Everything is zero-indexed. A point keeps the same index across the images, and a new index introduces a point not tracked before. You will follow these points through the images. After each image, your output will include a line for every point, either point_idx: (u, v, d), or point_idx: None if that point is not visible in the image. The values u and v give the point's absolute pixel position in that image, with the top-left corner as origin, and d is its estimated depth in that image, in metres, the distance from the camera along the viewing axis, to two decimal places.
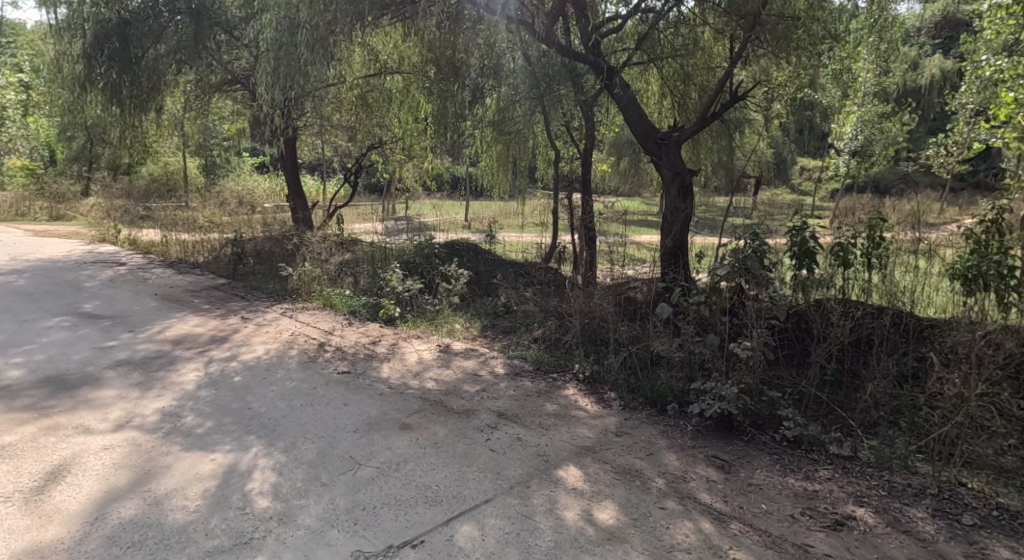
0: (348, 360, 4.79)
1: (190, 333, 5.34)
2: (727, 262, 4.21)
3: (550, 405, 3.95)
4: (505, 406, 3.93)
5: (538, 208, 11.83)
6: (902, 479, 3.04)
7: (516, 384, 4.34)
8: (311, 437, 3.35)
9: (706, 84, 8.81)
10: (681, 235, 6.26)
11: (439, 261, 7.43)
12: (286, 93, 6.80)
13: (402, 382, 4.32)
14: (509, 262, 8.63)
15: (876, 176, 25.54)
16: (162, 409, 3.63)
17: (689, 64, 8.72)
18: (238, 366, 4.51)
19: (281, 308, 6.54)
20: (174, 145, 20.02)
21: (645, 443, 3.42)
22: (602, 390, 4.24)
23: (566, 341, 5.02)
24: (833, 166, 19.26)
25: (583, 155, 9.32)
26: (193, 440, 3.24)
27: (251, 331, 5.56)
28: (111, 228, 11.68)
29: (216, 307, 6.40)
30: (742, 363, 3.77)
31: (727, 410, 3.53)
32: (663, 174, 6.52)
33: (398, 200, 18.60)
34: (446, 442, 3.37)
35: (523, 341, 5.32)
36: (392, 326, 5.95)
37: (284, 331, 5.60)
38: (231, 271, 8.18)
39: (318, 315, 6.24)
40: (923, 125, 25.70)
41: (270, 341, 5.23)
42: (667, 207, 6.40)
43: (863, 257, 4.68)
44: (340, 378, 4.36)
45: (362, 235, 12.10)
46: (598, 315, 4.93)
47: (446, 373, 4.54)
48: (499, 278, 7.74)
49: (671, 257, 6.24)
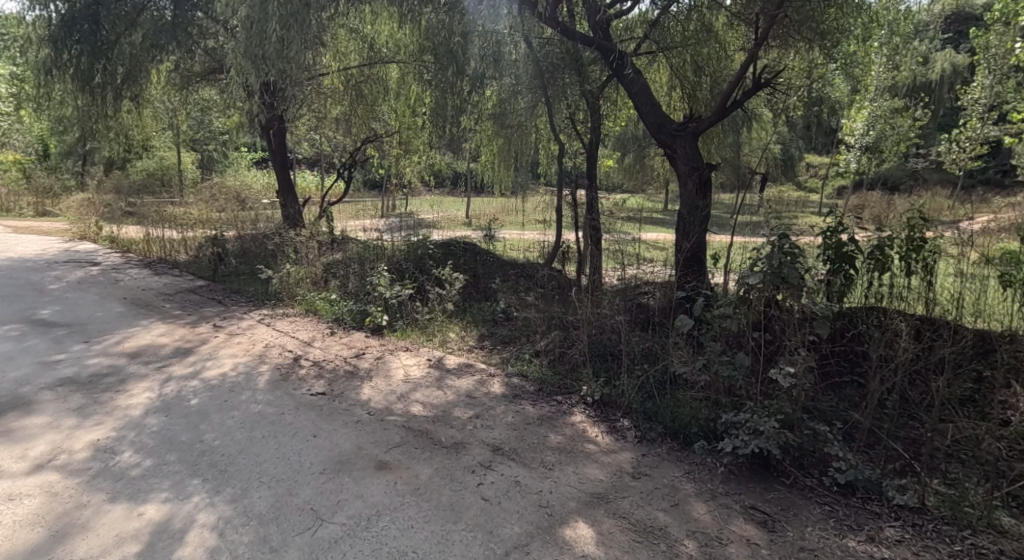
0: (325, 378, 4.23)
1: (151, 345, 4.79)
2: (757, 269, 3.61)
3: (554, 437, 3.39)
4: (502, 438, 3.37)
5: (541, 205, 11.27)
6: (990, 544, 2.48)
7: (515, 409, 3.78)
8: (267, 482, 2.80)
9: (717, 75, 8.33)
10: (699, 236, 5.66)
11: (434, 263, 6.87)
12: (264, 78, 6.24)
13: (384, 407, 3.76)
14: (510, 262, 8.05)
15: (885, 173, 24.89)
16: (95, 442, 3.08)
17: (701, 54, 8.18)
18: (198, 385, 3.96)
19: (260, 314, 5.98)
20: (167, 139, 19.54)
21: (667, 489, 2.86)
22: (615, 416, 3.67)
23: (572, 356, 4.45)
24: (843, 163, 18.68)
25: (589, 149, 8.75)
26: (122, 486, 2.69)
27: (222, 342, 5.00)
28: (94, 224, 11.16)
29: (188, 313, 5.86)
30: (780, 390, 3.20)
31: (766, 449, 2.96)
32: (680, 168, 5.92)
33: (396, 197, 18.07)
34: (429, 487, 2.81)
35: (524, 355, 4.75)
36: (379, 335, 5.38)
37: (259, 342, 5.05)
38: (211, 272, 7.64)
39: (299, 323, 5.68)
40: (934, 120, 25.04)
41: (240, 355, 4.67)
42: (685, 205, 5.80)
43: (902, 260, 4.18)
44: (313, 401, 3.80)
45: (356, 234, 11.58)
46: (609, 326, 4.36)
47: (435, 394, 3.98)
48: (500, 282, 7.17)
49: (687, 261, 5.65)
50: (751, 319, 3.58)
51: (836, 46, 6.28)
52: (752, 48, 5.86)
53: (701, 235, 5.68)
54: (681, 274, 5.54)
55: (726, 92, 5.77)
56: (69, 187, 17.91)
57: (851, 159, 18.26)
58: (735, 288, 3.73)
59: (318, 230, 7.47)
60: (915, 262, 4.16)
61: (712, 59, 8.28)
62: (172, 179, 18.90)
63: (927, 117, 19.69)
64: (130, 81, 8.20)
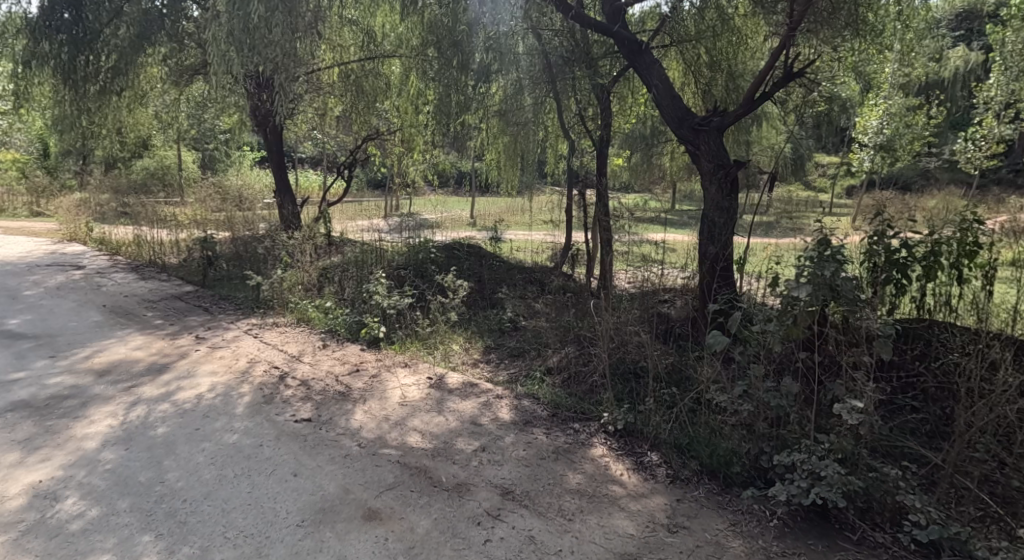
0: (312, 400, 3.77)
1: (124, 361, 4.33)
2: (805, 279, 3.14)
3: (574, 477, 2.93)
4: (513, 477, 2.91)
5: (548, 205, 10.82)
6: None
7: (526, 439, 3.32)
8: (234, 539, 2.34)
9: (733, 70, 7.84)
10: (725, 240, 5.19)
11: (435, 268, 6.44)
12: (251, 68, 5.86)
13: (377, 436, 3.30)
14: (517, 266, 7.60)
15: (897, 173, 24.32)
16: (37, 484, 2.63)
17: (715, 47, 7.70)
18: (169, 410, 3.50)
19: (248, 323, 5.53)
20: (166, 137, 19.16)
21: (713, 548, 2.39)
22: (641, 449, 3.21)
23: (588, 375, 3.99)
24: (856, 162, 18.18)
25: (599, 146, 8.28)
26: (58, 546, 2.24)
27: (202, 356, 4.55)
28: (84, 225, 10.72)
29: (169, 323, 5.40)
30: (840, 426, 2.73)
31: (829, 498, 2.49)
32: (704, 167, 5.42)
33: (398, 196, 17.65)
34: (427, 546, 2.36)
35: (535, 374, 4.29)
36: (375, 348, 4.93)
37: (243, 357, 4.60)
38: (201, 277, 7.20)
39: (289, 335, 5.22)
40: (946, 119, 24.44)
41: (221, 372, 4.21)
42: (710, 207, 5.30)
43: (953, 266, 3.82)
44: (297, 430, 3.35)
45: (356, 235, 11.15)
46: (630, 343, 3.90)
47: (436, 421, 3.51)
48: (506, 290, 6.71)
49: (714, 266, 5.19)
50: (797, 337, 3.13)
51: (866, 35, 5.83)
52: (785, 35, 5.30)
53: (729, 238, 5.22)
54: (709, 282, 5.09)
55: (755, 85, 5.31)
56: (65, 188, 17.50)
57: (865, 158, 17.77)
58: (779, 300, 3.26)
59: (314, 234, 7.02)
60: (970, 269, 3.85)
61: (728, 54, 7.80)
62: (169, 178, 18.47)
63: (941, 114, 19.17)
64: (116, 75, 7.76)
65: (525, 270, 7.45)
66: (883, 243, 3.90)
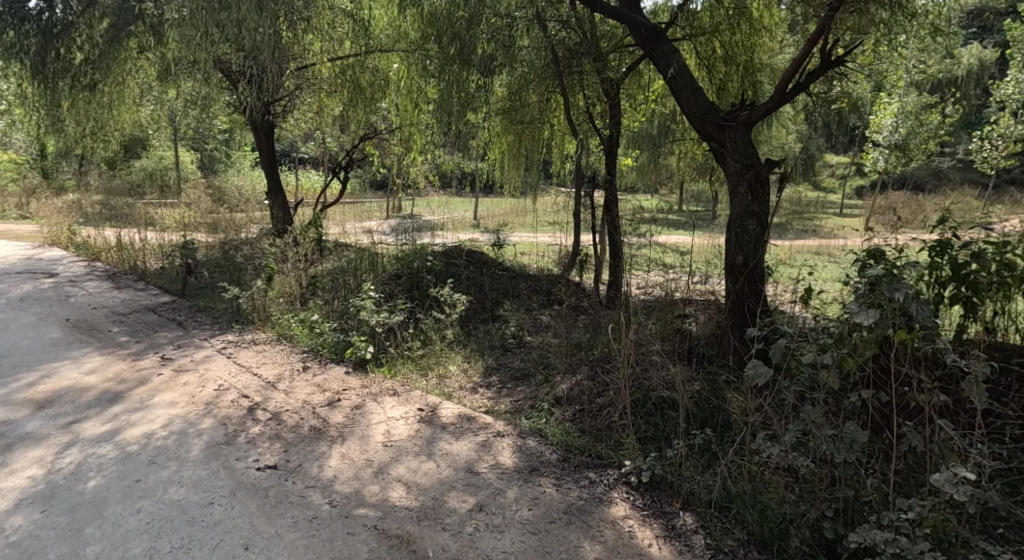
0: (282, 440, 3.24)
1: (72, 387, 3.80)
2: (874, 306, 2.60)
3: (591, 550, 2.38)
4: (515, 550, 2.36)
5: (552, 207, 10.31)
6: None
7: (532, 493, 2.77)
8: None
9: (750, 64, 7.25)
10: (756, 247, 4.62)
11: (431, 278, 5.93)
12: None
13: (354, 489, 2.76)
14: (521, 275, 7.05)
15: (909, 174, 23.70)
16: None
17: (729, 41, 7.19)
18: (109, 455, 2.96)
19: (223, 341, 4.98)
20: (162, 138, 18.69)
21: None
22: (672, 508, 2.65)
23: (606, 409, 3.43)
24: (869, 162, 17.56)
25: (608, 146, 7.72)
26: None
27: (164, 382, 4.00)
28: (66, 228, 10.21)
29: (134, 340, 4.86)
30: (932, 493, 2.16)
31: None
32: (730, 167, 4.84)
33: (398, 198, 17.16)
34: None
35: (541, 405, 3.74)
36: (362, 371, 4.40)
37: (211, 381, 4.06)
38: (180, 285, 6.68)
39: (267, 355, 4.67)
40: (960, 119, 23.77)
41: (182, 402, 3.66)
42: (739, 211, 4.70)
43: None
44: (259, 481, 2.80)
45: (351, 237, 10.65)
46: (653, 373, 3.35)
47: (425, 468, 2.97)
48: (509, 302, 6.17)
49: (744, 277, 4.61)
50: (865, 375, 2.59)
51: (906, 21, 5.25)
52: (823, 19, 4.66)
53: (760, 247, 4.63)
54: (743, 297, 4.54)
55: (788, 75, 4.74)
56: (57, 187, 17.00)
57: (878, 157, 17.12)
58: (840, 329, 2.71)
59: (300, 240, 6.49)
60: None
61: (744, 47, 7.22)
62: (165, 179, 18.00)
63: (958, 113, 18.51)
64: (92, 68, 7.22)
65: (529, 279, 6.93)
66: (949, 256, 3.29)
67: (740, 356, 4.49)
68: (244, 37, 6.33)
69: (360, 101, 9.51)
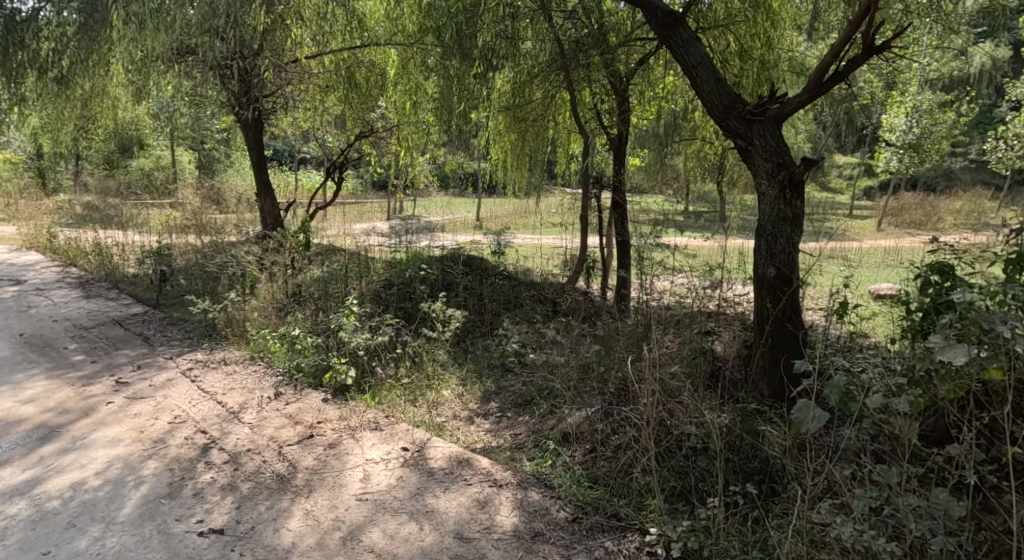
0: (235, 491, 2.72)
1: (4, 421, 3.30)
2: (985, 353, 2.05)
3: None
4: None
5: (557, 208, 9.78)
6: None
7: None
8: None
9: (766, 57, 6.68)
10: (790, 258, 4.06)
11: (423, 289, 5.41)
12: None
13: None
14: (523, 282, 6.55)
15: (922, 175, 23.05)
16: None
17: (743, 33, 6.63)
18: (21, 515, 2.45)
19: (190, 360, 4.47)
20: (159, 137, 18.29)
21: None
22: None
23: (624, 454, 2.89)
24: (882, 162, 16.98)
25: (616, 145, 7.19)
26: None
27: (112, 413, 3.48)
28: (47, 229, 9.74)
29: (91, 359, 4.35)
30: None
31: None
32: (758, 167, 4.28)
33: (398, 199, 16.67)
34: None
35: (548, 445, 3.20)
36: (342, 398, 3.88)
37: (168, 412, 3.54)
38: (156, 294, 6.18)
39: (237, 378, 4.15)
40: (974, 117, 23.07)
41: (126, 440, 3.14)
42: (769, 217, 4.14)
43: None
44: (198, 551, 2.29)
45: (347, 240, 10.18)
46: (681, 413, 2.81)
47: (403, 534, 2.44)
48: (510, 314, 5.66)
49: (776, 293, 4.05)
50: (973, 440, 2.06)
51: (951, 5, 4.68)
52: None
53: (794, 258, 4.07)
54: (777, 316, 3.99)
55: (825, 62, 4.18)
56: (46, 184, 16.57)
57: (891, 157, 16.48)
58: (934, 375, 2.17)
59: (284, 246, 5.98)
60: None
61: (760, 39, 6.64)
62: (161, 179, 17.56)
63: (974, 111, 17.86)
64: (64, 61, 6.74)
65: (533, 288, 6.41)
66: None
67: (776, 384, 3.94)
68: (219, 25, 5.81)
69: (355, 99, 9.03)
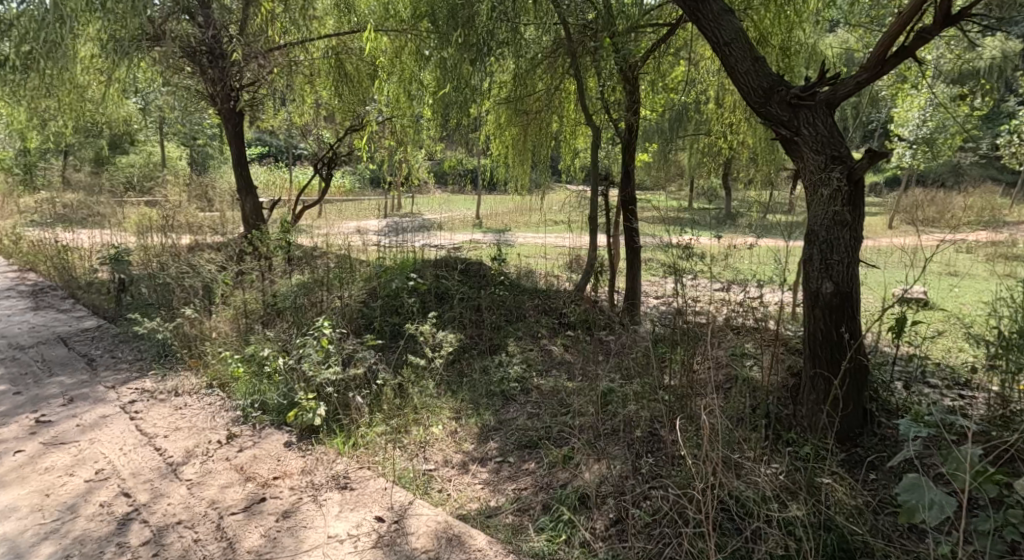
0: None
1: None
2: None
3: None
4: None
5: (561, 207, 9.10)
6: None
7: None
8: None
9: (789, 43, 5.99)
10: (849, 272, 3.39)
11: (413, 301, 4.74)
12: None
13: None
14: (526, 290, 5.89)
15: (934, 172, 22.35)
16: None
17: (766, 17, 5.86)
18: None
19: (135, 390, 3.80)
20: (148, 131, 17.58)
21: None
22: None
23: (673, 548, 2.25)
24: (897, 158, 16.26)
25: (627, 138, 6.51)
26: None
27: (16, 468, 2.81)
28: (13, 229, 9.09)
29: (14, 392, 3.68)
30: None
31: None
32: (805, 161, 3.59)
33: (395, 198, 16.01)
34: None
35: (561, 515, 2.56)
36: (310, 441, 3.22)
37: (88, 463, 2.87)
38: (114, 304, 5.49)
39: (186, 414, 3.47)
40: (986, 114, 22.33)
41: (22, 510, 2.49)
42: (821, 223, 3.46)
43: None
44: None
45: (339, 239, 9.51)
46: None
47: None
48: (512, 329, 4.99)
49: (838, 313, 3.37)
50: None
51: None
52: None
53: (853, 273, 3.40)
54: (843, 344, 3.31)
55: (889, 36, 3.48)
56: (30, 179, 15.98)
57: (906, 152, 15.76)
58: None
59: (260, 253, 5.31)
60: None
61: (783, 24, 5.93)
62: (149, 176, 16.86)
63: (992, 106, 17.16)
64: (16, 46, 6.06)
65: (538, 297, 5.75)
66: None
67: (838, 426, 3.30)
68: None
69: (345, 90, 8.38)
